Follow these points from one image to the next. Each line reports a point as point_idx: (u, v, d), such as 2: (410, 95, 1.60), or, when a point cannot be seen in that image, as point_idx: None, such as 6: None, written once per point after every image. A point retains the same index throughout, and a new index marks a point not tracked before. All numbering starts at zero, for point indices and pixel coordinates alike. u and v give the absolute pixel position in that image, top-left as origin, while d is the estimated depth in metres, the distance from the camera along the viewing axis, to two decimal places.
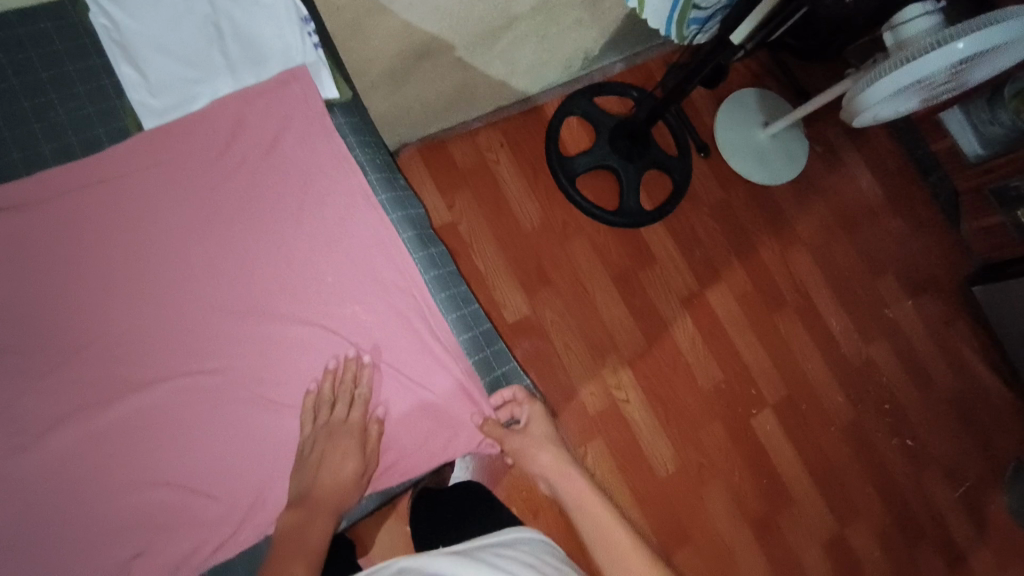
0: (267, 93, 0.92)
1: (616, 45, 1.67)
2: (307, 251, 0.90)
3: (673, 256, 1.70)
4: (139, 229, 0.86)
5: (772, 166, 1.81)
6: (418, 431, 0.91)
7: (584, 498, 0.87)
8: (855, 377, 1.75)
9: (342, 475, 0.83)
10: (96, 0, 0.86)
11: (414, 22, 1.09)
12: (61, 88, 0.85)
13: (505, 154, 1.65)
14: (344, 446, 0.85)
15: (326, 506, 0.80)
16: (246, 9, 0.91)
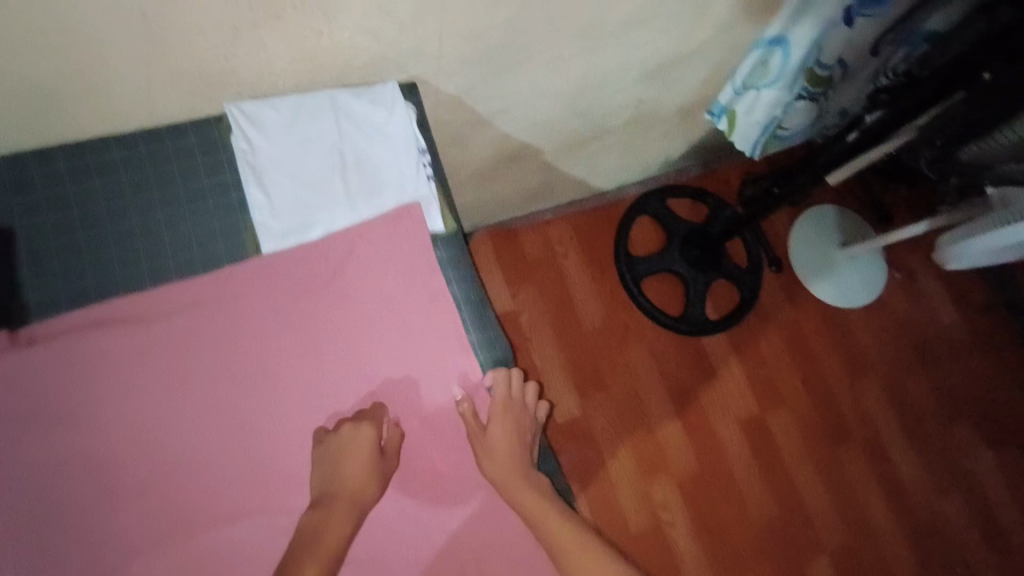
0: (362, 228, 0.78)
1: (697, 153, 1.67)
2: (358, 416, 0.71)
3: (734, 372, 1.64)
4: (229, 365, 0.75)
5: (846, 289, 1.75)
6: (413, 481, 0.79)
7: (555, 536, 0.76)
8: (923, 530, 1.60)
9: (354, 478, 0.73)
10: (234, 119, 0.73)
11: (512, 135, 1.11)
12: (190, 196, 0.75)
13: (574, 248, 1.66)
14: (358, 450, 0.73)
15: (344, 509, 0.73)
16: (374, 141, 0.79)
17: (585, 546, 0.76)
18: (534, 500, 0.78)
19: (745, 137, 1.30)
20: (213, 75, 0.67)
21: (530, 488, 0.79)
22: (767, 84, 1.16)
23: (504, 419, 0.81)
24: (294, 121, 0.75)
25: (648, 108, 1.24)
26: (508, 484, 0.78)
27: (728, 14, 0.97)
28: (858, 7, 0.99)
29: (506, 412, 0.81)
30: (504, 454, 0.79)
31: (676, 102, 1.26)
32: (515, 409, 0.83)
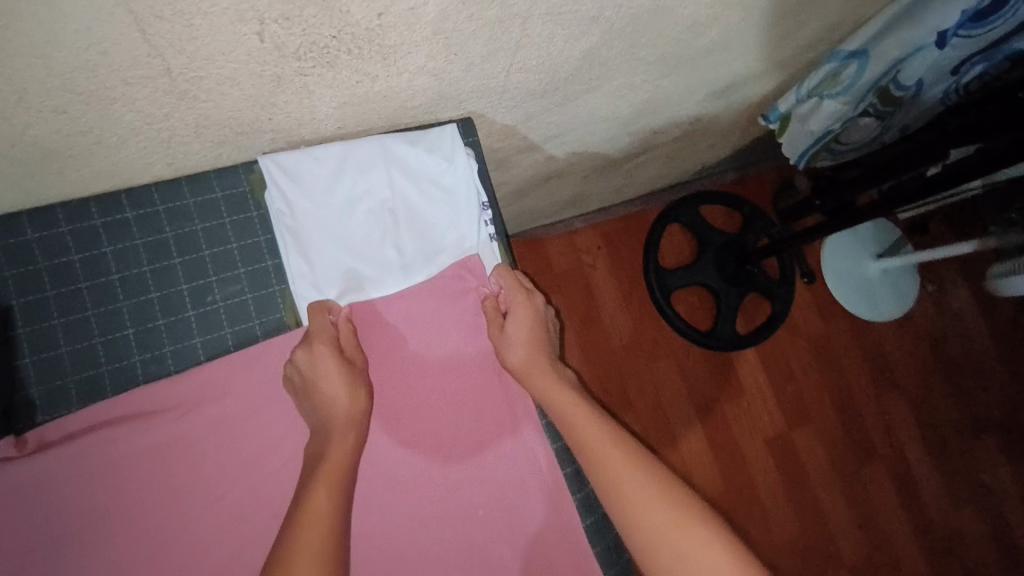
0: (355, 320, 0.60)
1: (735, 158, 1.57)
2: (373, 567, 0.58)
3: (762, 388, 1.60)
4: (264, 466, 0.69)
5: (878, 303, 1.69)
6: (411, 420, 0.74)
7: (563, 410, 0.74)
8: (938, 545, 1.62)
9: (334, 396, 0.67)
10: (271, 176, 0.65)
11: (558, 155, 1.00)
12: (219, 268, 0.67)
13: (602, 258, 1.57)
14: (325, 361, 0.67)
15: (347, 434, 0.66)
16: (427, 198, 0.73)
17: (592, 417, 0.74)
18: (554, 386, 0.75)
19: (792, 143, 1.15)
20: (245, 122, 0.57)
21: (544, 372, 0.75)
22: (834, 95, 1.01)
23: (517, 315, 0.76)
24: (338, 176, 0.67)
25: (703, 124, 1.13)
26: (527, 373, 0.74)
27: (814, 34, 0.87)
28: (954, 28, 0.86)
29: (526, 301, 0.77)
30: (527, 339, 0.76)
31: (732, 117, 1.15)
32: (527, 299, 0.78)
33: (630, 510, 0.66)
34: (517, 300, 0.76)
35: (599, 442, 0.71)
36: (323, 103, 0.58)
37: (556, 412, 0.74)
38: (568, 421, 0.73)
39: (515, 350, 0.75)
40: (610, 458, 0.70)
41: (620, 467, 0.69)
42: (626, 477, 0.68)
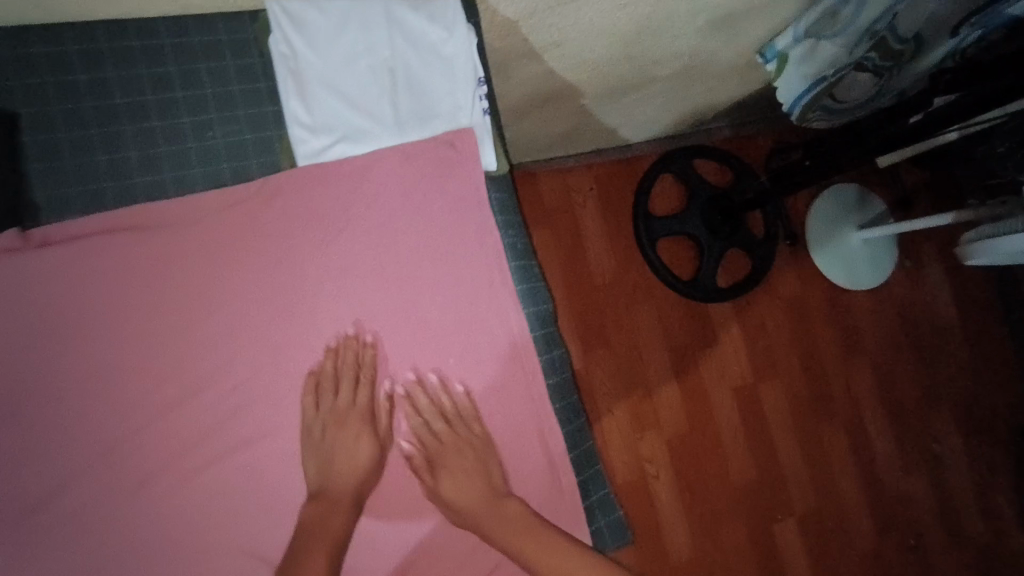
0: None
1: (732, 113, 1.60)
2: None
3: (735, 340, 1.65)
4: (264, 278, 0.82)
5: (857, 272, 1.72)
6: (411, 352, 0.86)
7: (490, 525, 0.82)
8: (886, 504, 1.70)
9: (359, 459, 0.83)
10: (278, 24, 0.78)
11: (557, 71, 1.03)
12: (247, 102, 0.82)
13: (593, 199, 1.61)
14: (358, 435, 0.83)
15: (345, 503, 0.81)
16: (424, 63, 0.83)
17: (523, 524, 0.81)
18: (500, 525, 0.81)
19: (790, 89, 1.16)
20: None
21: (474, 491, 0.84)
22: (831, 35, 1.03)
23: (444, 447, 0.84)
24: (343, 30, 0.80)
25: (700, 61, 1.15)
26: (457, 495, 0.83)
27: None
28: None
29: (451, 440, 0.84)
30: (452, 497, 0.83)
31: (730, 58, 1.18)
32: (455, 426, 0.85)
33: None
34: (462, 404, 0.86)
35: (526, 542, 0.80)
36: None
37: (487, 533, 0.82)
38: (497, 538, 0.81)
39: (453, 478, 0.83)
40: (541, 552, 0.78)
41: (550, 557, 0.78)
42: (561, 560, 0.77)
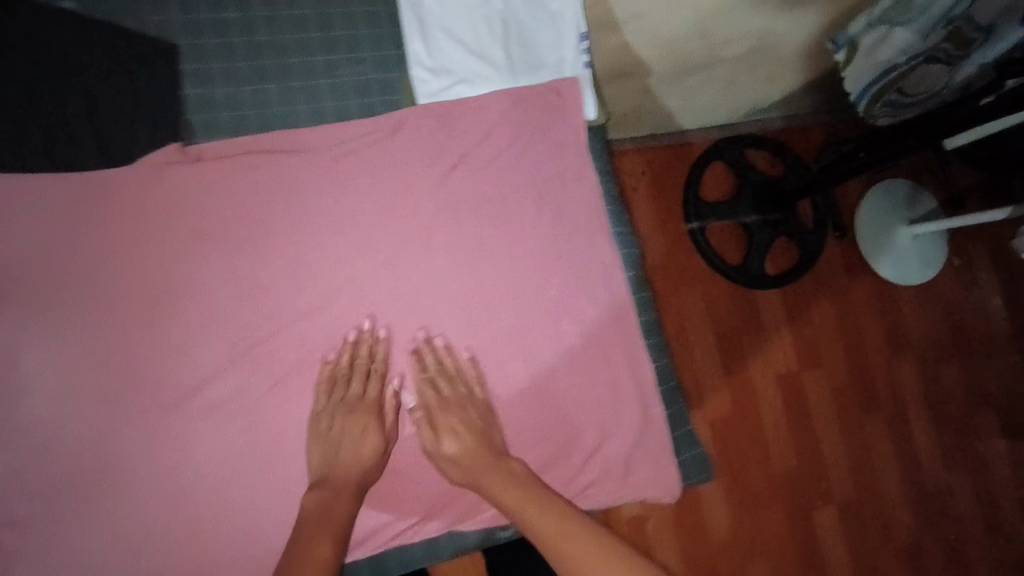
0: (463, 99, 0.67)
1: (786, 104, 1.62)
2: (460, 309, 0.66)
3: (781, 329, 1.66)
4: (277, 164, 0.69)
5: (905, 266, 1.73)
6: (474, 294, 0.66)
7: (522, 503, 0.57)
8: (926, 499, 1.69)
9: (361, 458, 0.58)
10: None
11: (631, 47, 1.07)
12: None
13: (644, 182, 1.64)
14: (363, 425, 0.59)
15: (350, 489, 0.57)
16: None
17: (548, 498, 0.57)
18: (544, 517, 0.55)
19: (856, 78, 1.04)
20: None
21: (499, 471, 0.60)
22: None
23: (447, 411, 0.62)
24: None
25: (768, 42, 1.17)
26: (478, 484, 0.60)
27: None
28: None
29: (458, 414, 0.62)
30: (462, 465, 0.61)
31: (797, 42, 1.19)
32: (468, 406, 0.63)
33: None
34: (467, 373, 0.64)
35: (562, 525, 0.55)
36: None
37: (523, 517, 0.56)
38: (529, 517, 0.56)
39: (452, 439, 0.61)
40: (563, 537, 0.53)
41: (569, 546, 0.53)
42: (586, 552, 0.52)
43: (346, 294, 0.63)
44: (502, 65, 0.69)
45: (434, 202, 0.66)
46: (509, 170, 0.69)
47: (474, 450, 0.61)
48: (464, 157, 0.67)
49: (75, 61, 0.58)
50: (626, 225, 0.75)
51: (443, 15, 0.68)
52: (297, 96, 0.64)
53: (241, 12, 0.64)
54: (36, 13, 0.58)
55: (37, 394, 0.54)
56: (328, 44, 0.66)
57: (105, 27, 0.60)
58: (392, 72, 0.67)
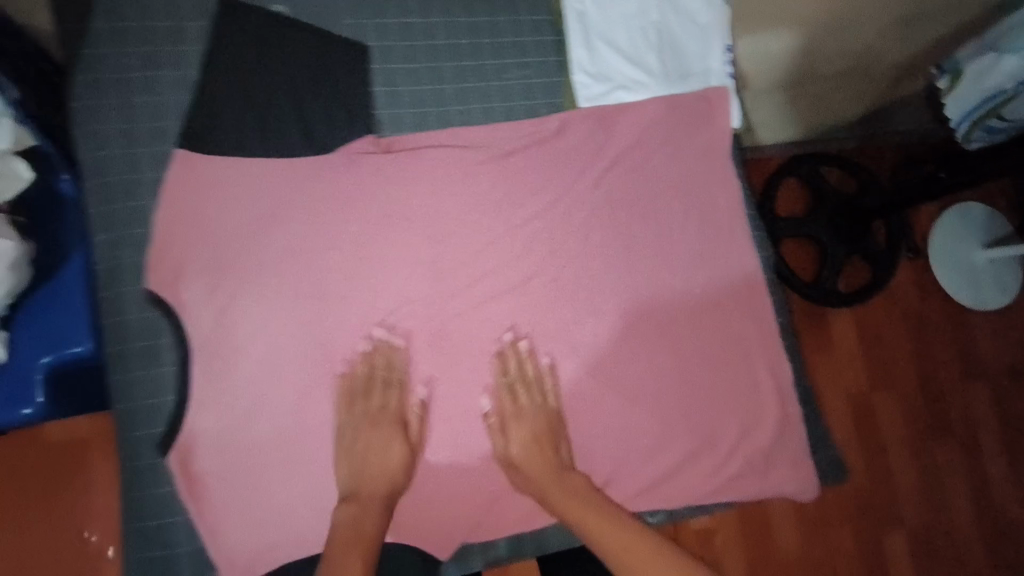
0: (623, 105, 0.71)
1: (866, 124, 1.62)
2: (614, 302, 0.69)
3: (851, 344, 1.57)
4: None
5: (981, 289, 1.63)
6: (618, 289, 0.70)
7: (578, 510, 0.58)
8: (1005, 535, 1.52)
9: (385, 470, 0.59)
10: None
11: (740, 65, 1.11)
12: None
13: None
14: (386, 439, 0.60)
15: (377, 503, 0.57)
16: None
17: (599, 506, 0.59)
18: (613, 529, 0.56)
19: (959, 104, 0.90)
20: None
21: (554, 479, 0.61)
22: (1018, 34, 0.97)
23: (519, 420, 0.63)
24: None
25: None
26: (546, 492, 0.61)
27: None
28: None
29: (533, 421, 0.63)
30: (525, 473, 0.62)
31: None
32: (549, 417, 0.64)
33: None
34: (546, 381, 0.66)
35: (621, 539, 0.55)
36: None
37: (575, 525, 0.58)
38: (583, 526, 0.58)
39: (529, 447, 0.62)
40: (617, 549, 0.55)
41: (637, 555, 0.54)
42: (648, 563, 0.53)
43: (513, 283, 0.67)
44: (657, 73, 0.72)
45: (593, 200, 0.70)
46: (661, 173, 0.72)
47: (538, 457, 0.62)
48: (621, 158, 0.71)
49: (285, 60, 0.64)
50: (761, 230, 0.78)
51: (604, 26, 0.72)
52: (471, 98, 0.69)
53: (423, 18, 0.69)
54: (252, 15, 0.64)
55: (248, 361, 0.60)
56: (498, 51, 0.71)
57: (309, 30, 0.66)
58: (554, 78, 0.72)
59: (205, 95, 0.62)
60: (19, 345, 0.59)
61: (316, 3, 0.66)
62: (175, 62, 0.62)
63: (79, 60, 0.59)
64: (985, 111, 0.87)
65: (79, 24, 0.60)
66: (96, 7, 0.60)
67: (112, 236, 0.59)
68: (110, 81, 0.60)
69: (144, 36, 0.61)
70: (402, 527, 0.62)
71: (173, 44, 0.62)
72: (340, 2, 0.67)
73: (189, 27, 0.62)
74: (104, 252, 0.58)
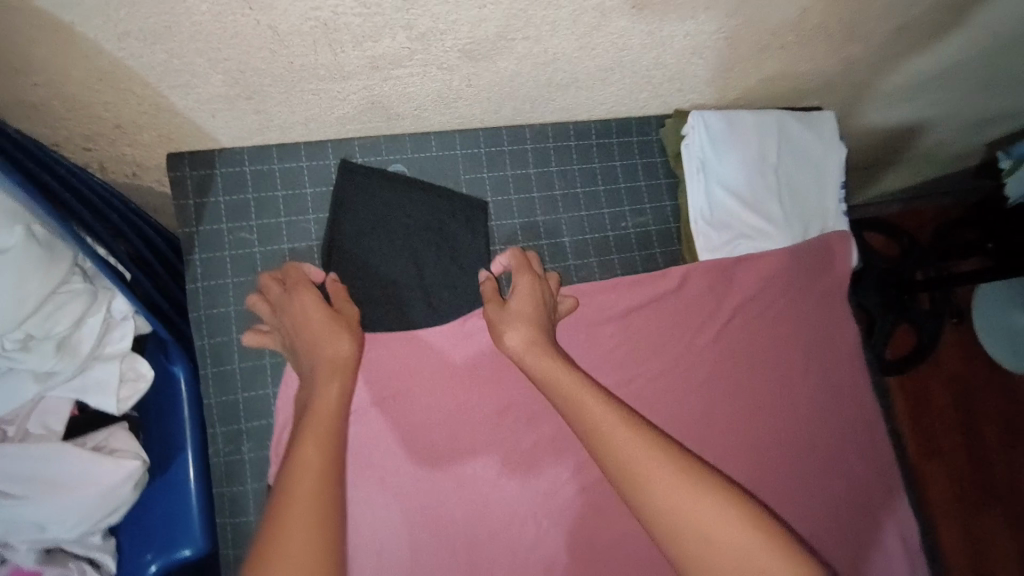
0: (744, 255, 0.68)
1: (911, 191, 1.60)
2: (738, 463, 0.66)
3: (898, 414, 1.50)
4: None
5: None
6: (739, 451, 0.67)
7: (603, 433, 0.49)
8: None
9: (320, 336, 0.51)
10: None
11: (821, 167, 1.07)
12: None
13: None
14: (311, 302, 0.52)
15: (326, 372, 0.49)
16: None
17: (628, 422, 0.50)
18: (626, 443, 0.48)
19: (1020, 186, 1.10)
20: (682, 77, 0.63)
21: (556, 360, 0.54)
22: None
23: (528, 285, 0.59)
24: None
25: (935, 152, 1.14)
26: (527, 353, 0.54)
27: None
28: None
29: (533, 282, 0.59)
30: (525, 332, 0.56)
31: (967, 148, 1.17)
32: (543, 283, 0.60)
33: (618, 476, 0.47)
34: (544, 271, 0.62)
35: (633, 449, 0.48)
36: (757, 73, 0.66)
37: (592, 441, 0.50)
38: (598, 441, 0.49)
39: (527, 309, 0.57)
40: (652, 480, 0.46)
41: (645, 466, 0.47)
42: (616, 438, 0.49)
43: None
44: (780, 223, 0.70)
45: (715, 357, 0.67)
46: (777, 324, 0.70)
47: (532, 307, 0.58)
48: (743, 310, 0.69)
49: (402, 227, 0.61)
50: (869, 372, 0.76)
51: (725, 175, 0.68)
52: (590, 249, 0.68)
53: (538, 168, 0.67)
54: (364, 176, 0.61)
55: (373, 554, 0.57)
56: (614, 197, 0.69)
57: (422, 187, 0.63)
58: (669, 223, 0.71)
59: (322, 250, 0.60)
60: (127, 551, 0.53)
61: (435, 160, 0.63)
62: (295, 234, 0.59)
63: (199, 238, 0.57)
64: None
65: (198, 200, 0.57)
66: (216, 180, 0.57)
67: (231, 429, 0.55)
68: (230, 259, 0.58)
69: (266, 208, 0.59)
70: None
71: (295, 215, 0.60)
72: (457, 157, 0.64)
73: (309, 195, 0.60)
74: (221, 446, 0.55)
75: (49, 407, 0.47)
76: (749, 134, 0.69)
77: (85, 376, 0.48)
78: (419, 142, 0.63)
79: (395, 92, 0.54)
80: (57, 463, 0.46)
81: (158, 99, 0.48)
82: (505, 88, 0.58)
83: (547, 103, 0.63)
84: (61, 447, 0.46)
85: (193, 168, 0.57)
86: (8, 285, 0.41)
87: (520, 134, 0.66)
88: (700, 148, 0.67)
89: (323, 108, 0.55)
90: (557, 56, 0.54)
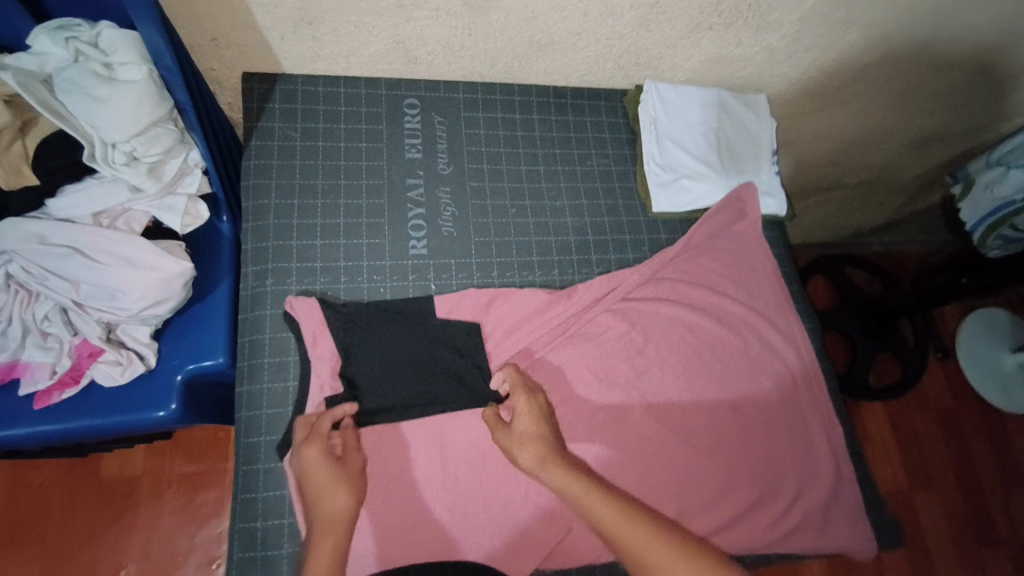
0: (686, 192, 0.85)
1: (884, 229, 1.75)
2: (674, 361, 0.81)
3: (886, 441, 1.37)
4: None
5: (1015, 394, 1.41)
6: (674, 353, 0.81)
7: (617, 528, 0.60)
8: None
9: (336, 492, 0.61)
10: None
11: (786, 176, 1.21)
12: None
13: None
14: (322, 449, 0.63)
15: (334, 519, 0.60)
16: None
17: (635, 517, 0.61)
18: (629, 524, 0.60)
19: (970, 211, 1.08)
20: (637, 51, 0.82)
21: (571, 470, 0.65)
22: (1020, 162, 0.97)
23: (530, 410, 0.70)
24: None
25: (890, 173, 1.26)
26: (543, 468, 0.66)
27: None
28: None
29: (530, 400, 0.70)
30: (550, 453, 0.67)
31: (923, 176, 1.31)
32: (539, 398, 0.71)
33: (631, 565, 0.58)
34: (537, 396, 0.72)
35: (640, 540, 0.59)
36: (698, 54, 0.84)
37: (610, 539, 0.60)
38: (609, 532, 0.60)
39: (534, 439, 0.68)
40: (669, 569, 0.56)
41: (658, 551, 0.58)
42: (630, 529, 0.60)
43: (586, 333, 0.79)
44: (717, 170, 0.85)
45: (655, 279, 0.83)
46: (710, 256, 0.86)
47: (545, 432, 0.69)
48: (684, 246, 0.84)
49: (399, 359, 0.71)
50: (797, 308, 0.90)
51: (671, 130, 0.85)
52: (558, 177, 0.84)
53: (522, 115, 0.85)
54: (387, 104, 0.80)
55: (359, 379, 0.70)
56: (582, 142, 0.87)
57: (429, 117, 0.81)
58: (628, 166, 0.88)
59: (318, 274, 0.72)
60: (165, 355, 0.67)
61: (441, 98, 0.82)
62: (329, 135, 0.78)
63: (256, 131, 0.76)
64: (996, 219, 1.03)
65: (261, 104, 0.76)
66: (275, 92, 0.77)
67: (260, 268, 0.71)
68: (277, 147, 0.76)
69: (310, 116, 0.78)
70: (478, 532, 0.70)
71: (330, 123, 0.78)
72: (460, 100, 0.83)
73: (343, 110, 0.79)
74: (251, 279, 0.71)
75: (133, 215, 0.63)
76: (694, 103, 0.86)
77: (163, 199, 0.64)
78: (432, 84, 0.82)
79: (415, 33, 0.73)
80: (132, 248, 0.60)
81: (247, 16, 0.67)
82: (499, 42, 0.77)
83: (531, 64, 0.82)
84: (136, 239, 0.61)
85: (260, 82, 0.76)
86: (127, 108, 0.56)
87: (511, 90, 0.85)
88: (653, 108, 0.84)
89: (361, 42, 0.74)
90: (536, 14, 0.72)
